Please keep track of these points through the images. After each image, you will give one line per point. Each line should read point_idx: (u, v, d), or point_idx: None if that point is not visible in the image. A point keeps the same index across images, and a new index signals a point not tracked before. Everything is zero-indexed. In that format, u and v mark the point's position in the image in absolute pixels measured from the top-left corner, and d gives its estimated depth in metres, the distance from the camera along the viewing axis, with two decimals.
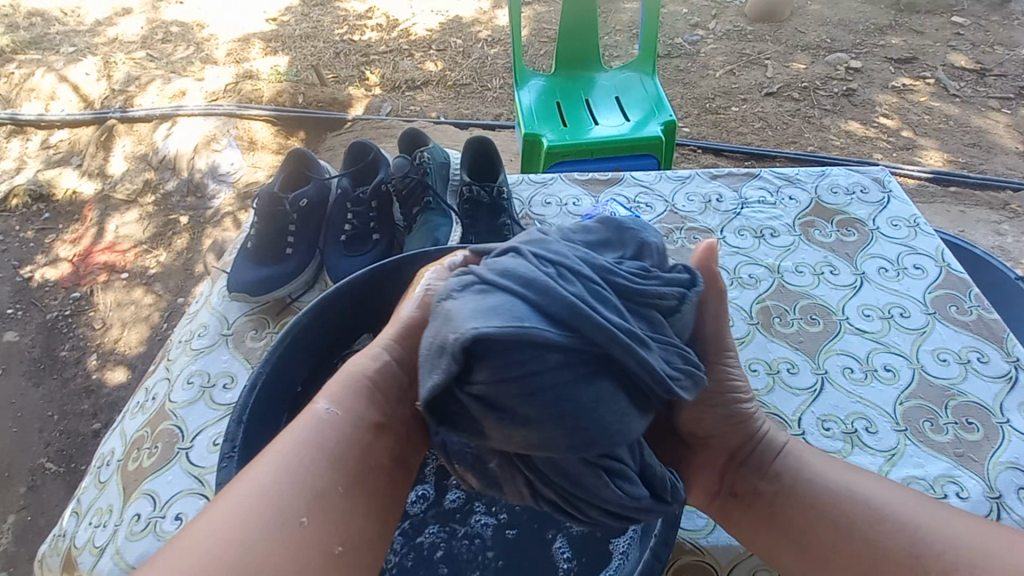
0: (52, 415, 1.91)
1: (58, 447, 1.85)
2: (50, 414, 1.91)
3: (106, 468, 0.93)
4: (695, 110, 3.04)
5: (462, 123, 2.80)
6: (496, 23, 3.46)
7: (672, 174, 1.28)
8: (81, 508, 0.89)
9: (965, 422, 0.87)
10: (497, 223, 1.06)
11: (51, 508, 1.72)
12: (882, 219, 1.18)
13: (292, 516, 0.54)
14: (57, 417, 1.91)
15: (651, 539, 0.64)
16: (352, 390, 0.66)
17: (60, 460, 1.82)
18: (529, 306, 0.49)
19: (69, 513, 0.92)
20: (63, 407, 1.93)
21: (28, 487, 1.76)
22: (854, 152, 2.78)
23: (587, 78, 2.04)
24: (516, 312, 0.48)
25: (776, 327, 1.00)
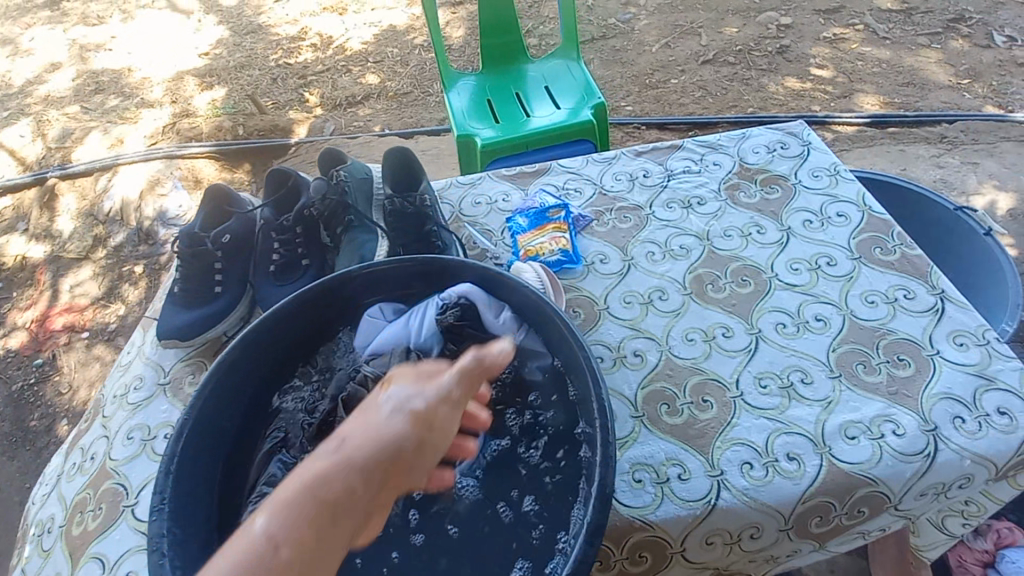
0: (30, 487, 1.86)
1: None
2: (27, 487, 1.87)
3: (48, 536, 0.90)
4: (637, 87, 3.06)
5: (407, 132, 2.78)
6: None
7: (598, 157, 1.29)
8: None
9: (896, 359, 0.89)
10: (424, 230, 1.05)
11: None
12: (804, 172, 1.20)
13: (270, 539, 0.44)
14: (34, 489, 1.86)
15: (586, 521, 0.61)
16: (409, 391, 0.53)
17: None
18: None
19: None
20: (39, 477, 1.88)
21: None
22: (794, 108, 2.83)
23: (516, 71, 2.04)
24: None
25: (709, 294, 1.02)
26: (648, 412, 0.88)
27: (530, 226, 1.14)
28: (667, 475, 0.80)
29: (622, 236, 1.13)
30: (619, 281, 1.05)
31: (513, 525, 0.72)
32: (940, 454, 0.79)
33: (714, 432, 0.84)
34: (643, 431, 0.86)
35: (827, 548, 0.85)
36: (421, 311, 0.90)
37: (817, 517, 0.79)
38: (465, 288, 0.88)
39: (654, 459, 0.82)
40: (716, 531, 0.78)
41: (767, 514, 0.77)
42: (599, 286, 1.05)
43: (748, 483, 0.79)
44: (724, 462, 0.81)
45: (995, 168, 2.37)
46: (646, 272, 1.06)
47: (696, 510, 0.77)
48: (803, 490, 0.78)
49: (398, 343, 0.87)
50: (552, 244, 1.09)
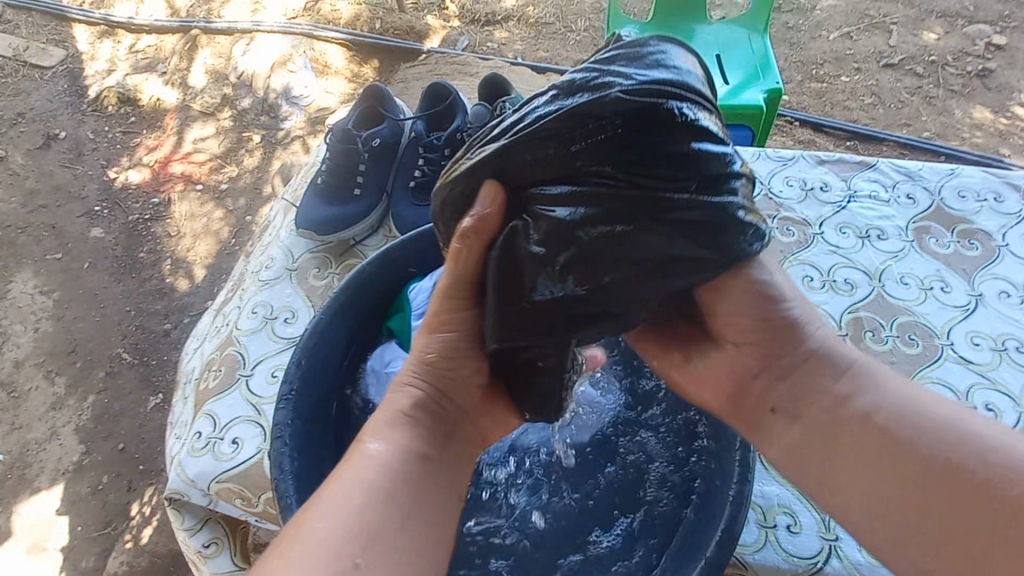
0: (129, 310, 1.93)
1: (133, 340, 1.87)
2: (126, 311, 1.93)
3: (188, 385, 0.97)
4: (799, 76, 2.78)
5: (540, 67, 2.70)
6: None
7: (773, 154, 1.16)
8: (172, 421, 0.93)
9: None
10: None
11: (126, 394, 1.76)
12: (1014, 235, 1.02)
13: (381, 467, 0.56)
14: (134, 313, 1.93)
15: (729, 491, 0.62)
16: (401, 429, 0.59)
17: (135, 352, 1.84)
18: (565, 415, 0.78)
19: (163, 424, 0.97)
20: (138, 305, 1.94)
21: (106, 372, 1.81)
22: (977, 145, 2.45)
23: (687, 31, 1.84)
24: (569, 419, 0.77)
25: (867, 343, 0.91)
26: None
27: None
28: (774, 522, 0.75)
29: (780, 250, 1.02)
30: None
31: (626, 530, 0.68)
32: None
33: None
34: (759, 466, 0.80)
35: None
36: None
37: None
38: None
39: (764, 500, 0.77)
40: None
41: None
42: None
43: (863, 559, 0.72)
44: (841, 528, 0.74)
45: None
46: None
47: (798, 568, 0.72)
48: None
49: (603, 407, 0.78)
50: None
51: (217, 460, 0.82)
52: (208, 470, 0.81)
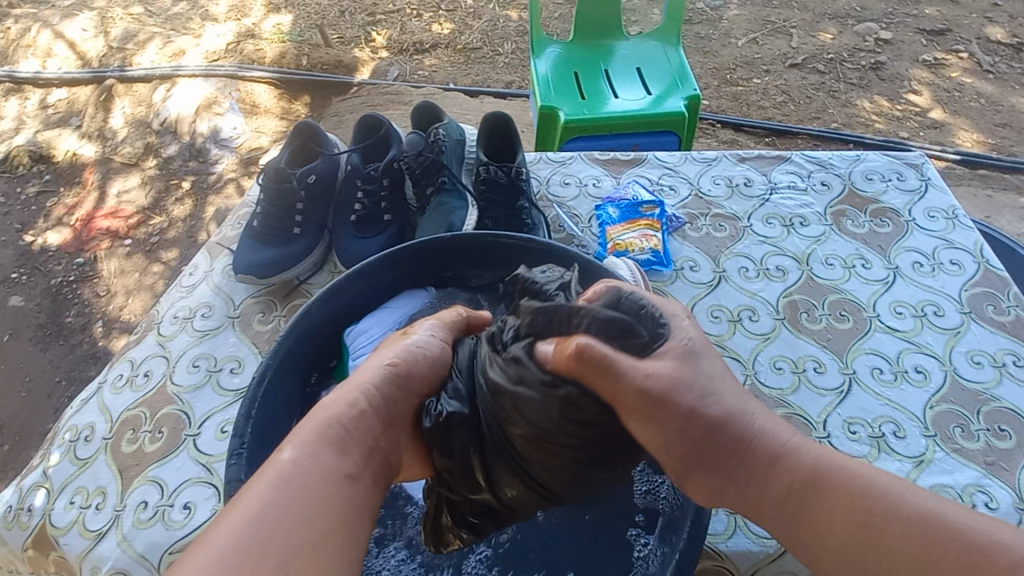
0: (60, 381, 1.79)
1: None
2: (57, 381, 1.79)
3: (86, 444, 0.88)
4: (715, 81, 2.96)
5: (473, 90, 2.75)
6: None
7: (697, 156, 1.23)
8: (63, 486, 0.84)
9: (996, 428, 0.85)
10: (515, 206, 1.01)
11: None
12: (918, 209, 1.12)
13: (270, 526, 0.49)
14: (64, 383, 1.79)
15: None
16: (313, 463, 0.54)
17: None
18: None
19: (31, 485, 0.86)
20: (69, 375, 1.81)
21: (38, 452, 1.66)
22: (879, 131, 2.67)
23: (607, 46, 1.92)
24: None
25: (803, 323, 0.96)
26: None
27: (621, 219, 1.09)
28: None
29: (715, 245, 1.07)
30: (709, 292, 1.01)
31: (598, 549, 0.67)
32: None
33: None
34: None
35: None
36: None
37: None
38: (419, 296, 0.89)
39: None
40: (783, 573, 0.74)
41: None
42: (687, 294, 1.00)
43: None
44: None
45: None
46: (738, 288, 1.01)
47: (769, 548, 0.75)
48: None
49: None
50: (643, 241, 1.05)
51: (169, 530, 0.77)
52: (159, 542, 0.76)
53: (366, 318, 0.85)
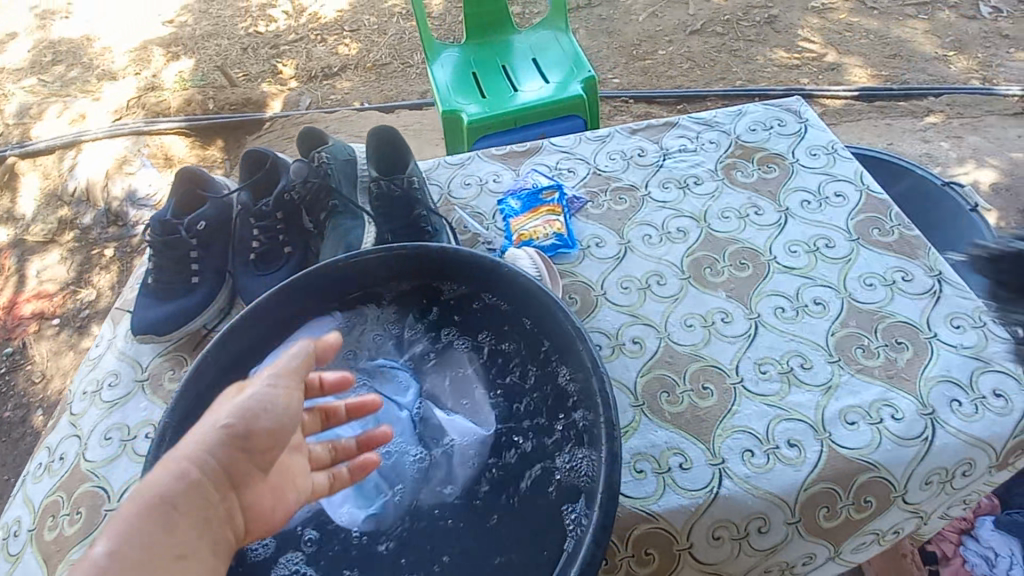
0: (8, 479, 1.71)
1: None
2: (5, 480, 1.70)
3: (11, 541, 0.84)
4: (623, 59, 3.03)
5: (388, 106, 2.73)
6: None
7: (591, 135, 1.26)
8: None
9: (894, 342, 0.88)
10: (412, 215, 1.01)
11: None
12: (800, 150, 1.17)
13: None
14: (11, 480, 1.70)
15: (603, 453, 0.65)
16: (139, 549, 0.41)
17: None
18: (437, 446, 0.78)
19: None
20: (16, 470, 1.72)
21: None
22: (781, 81, 2.78)
23: (502, 42, 1.94)
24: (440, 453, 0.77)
25: (707, 278, 0.99)
26: (646, 399, 0.87)
27: (523, 209, 1.10)
28: (668, 465, 0.80)
29: (618, 218, 1.10)
30: (616, 266, 1.03)
31: (530, 535, 0.68)
32: (940, 438, 0.79)
33: (715, 419, 0.84)
34: (643, 420, 0.85)
35: (842, 557, 0.83)
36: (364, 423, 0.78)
37: (823, 508, 0.78)
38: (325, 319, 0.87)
39: (654, 449, 0.81)
40: (721, 524, 0.76)
41: (772, 503, 0.77)
42: (596, 270, 1.02)
43: (750, 471, 0.78)
44: (725, 451, 0.80)
45: (981, 141, 2.29)
46: (643, 256, 1.04)
47: (698, 500, 0.76)
48: (804, 476, 0.77)
49: (483, 419, 0.79)
50: (546, 227, 1.05)
51: None
52: None
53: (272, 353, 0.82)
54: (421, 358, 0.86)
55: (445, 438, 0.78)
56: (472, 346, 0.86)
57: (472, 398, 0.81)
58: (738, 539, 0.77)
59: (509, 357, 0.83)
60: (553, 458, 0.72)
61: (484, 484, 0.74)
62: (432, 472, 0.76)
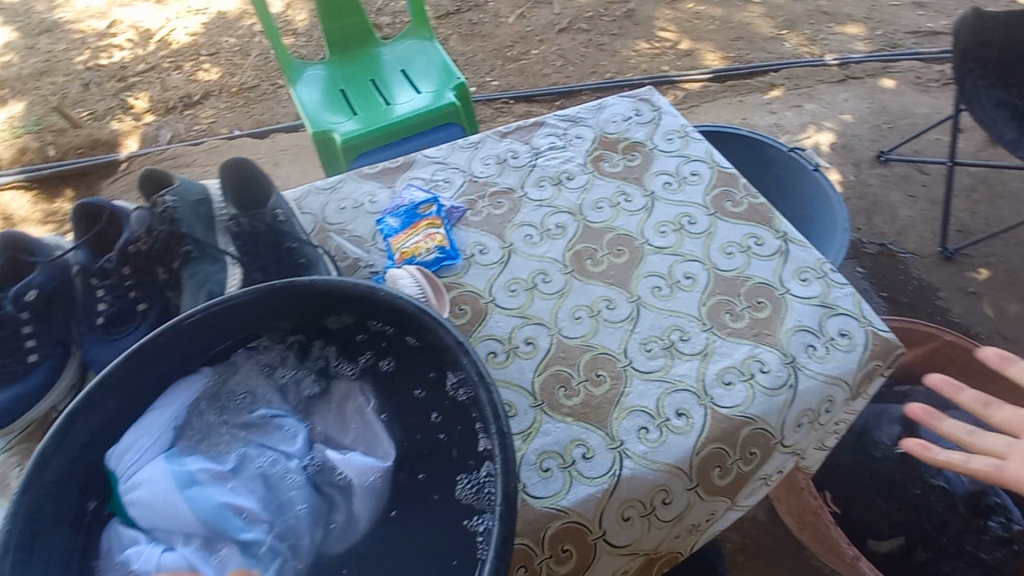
0: None
1: None
2: None
3: None
4: (499, 61, 3.09)
5: (260, 131, 2.58)
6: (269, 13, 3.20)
7: (463, 143, 1.26)
8: None
9: (755, 302, 0.97)
10: (282, 250, 0.95)
11: None
12: (658, 136, 1.25)
13: None
14: None
15: (497, 464, 0.63)
16: None
17: None
18: (331, 482, 0.74)
19: None
20: None
21: None
22: (646, 70, 2.96)
23: (367, 56, 1.90)
24: (336, 488, 0.74)
25: (589, 269, 1.03)
26: (546, 396, 0.88)
27: (403, 227, 1.07)
28: (573, 458, 0.82)
29: (499, 223, 1.11)
30: (502, 270, 1.04)
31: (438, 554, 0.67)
32: (802, 382, 0.88)
33: (611, 404, 0.87)
34: (545, 419, 0.86)
35: (740, 505, 0.90)
36: (250, 483, 0.72)
37: (715, 467, 0.83)
38: (194, 376, 0.80)
39: (559, 444, 0.83)
40: (629, 503, 0.79)
41: (671, 473, 0.81)
42: (483, 278, 1.03)
43: (646, 447, 0.82)
44: (623, 433, 0.84)
45: (817, 108, 2.58)
46: (526, 256, 1.05)
47: (604, 486, 0.79)
48: (694, 441, 0.83)
49: (379, 448, 0.76)
50: (428, 241, 1.04)
51: None
52: None
53: (131, 430, 0.74)
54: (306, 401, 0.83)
55: (339, 473, 0.74)
56: (358, 371, 0.82)
57: (365, 428, 0.79)
58: (646, 514, 0.80)
59: (402, 381, 0.80)
60: (452, 473, 0.71)
61: (387, 507, 0.73)
62: (334, 512, 0.73)
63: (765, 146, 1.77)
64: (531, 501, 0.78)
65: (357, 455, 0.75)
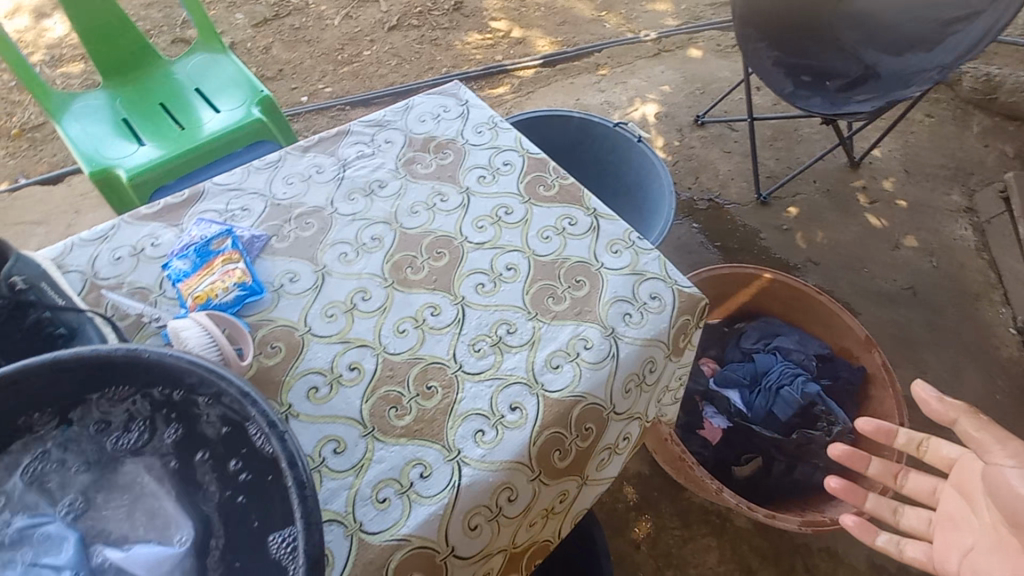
0: None
1: None
2: None
3: None
4: (330, 66, 2.92)
5: (50, 176, 2.20)
6: (47, 38, 2.75)
7: (261, 164, 1.15)
8: None
9: (574, 281, 1.00)
10: (27, 322, 0.79)
11: None
12: (468, 131, 1.23)
13: None
14: None
15: (297, 519, 0.57)
16: None
17: None
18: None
19: None
20: None
21: None
22: (482, 61, 2.98)
23: (152, 78, 1.68)
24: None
25: (411, 278, 0.99)
26: (376, 421, 0.83)
27: (194, 268, 0.95)
28: (409, 480, 0.77)
29: (308, 245, 1.03)
30: (316, 296, 0.96)
31: None
32: (623, 350, 0.92)
33: (444, 414, 0.84)
34: (377, 445, 0.81)
35: (594, 480, 0.92)
36: None
37: (556, 451, 0.84)
38: None
39: (394, 469, 0.78)
40: (475, 510, 0.77)
41: (512, 469, 0.80)
42: (295, 308, 0.94)
43: (483, 449, 0.80)
44: (459, 440, 0.81)
45: (639, 82, 2.77)
46: (342, 276, 0.99)
47: (444, 501, 0.76)
48: (530, 431, 0.82)
49: (177, 531, 0.66)
50: (224, 280, 0.93)
51: None
52: None
53: None
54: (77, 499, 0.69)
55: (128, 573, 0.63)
56: (145, 444, 0.71)
57: (160, 511, 0.68)
58: (495, 518, 0.78)
59: (198, 445, 0.70)
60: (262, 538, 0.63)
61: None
62: None
63: (592, 124, 1.85)
64: (368, 537, 0.72)
65: (150, 547, 0.65)
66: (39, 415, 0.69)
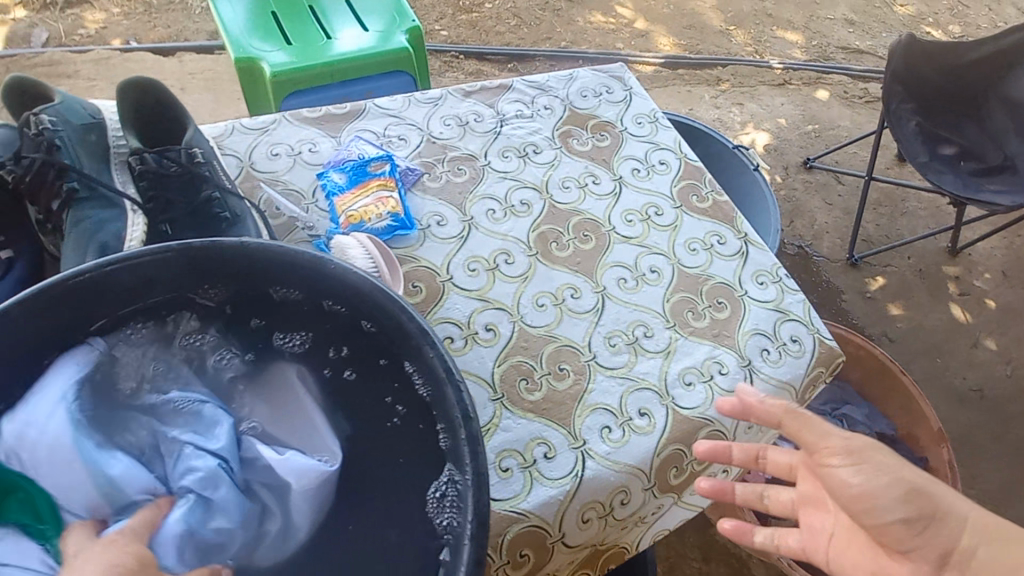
0: None
1: None
2: None
3: None
4: (450, 10, 2.86)
5: (165, 47, 2.20)
6: None
7: (421, 97, 1.12)
8: None
9: (716, 302, 0.96)
10: (201, 199, 0.80)
11: None
12: (628, 119, 1.19)
13: None
14: None
15: (467, 473, 0.54)
16: None
17: None
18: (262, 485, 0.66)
19: None
20: None
21: None
22: (601, 44, 2.89)
23: None
24: (268, 490, 0.66)
25: (554, 253, 0.97)
26: (507, 389, 0.82)
27: (350, 185, 0.94)
28: (533, 457, 0.76)
29: (458, 192, 1.00)
30: (461, 246, 0.94)
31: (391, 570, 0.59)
32: (757, 386, 0.89)
33: (574, 400, 0.82)
34: (506, 414, 0.80)
35: None
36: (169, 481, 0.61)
37: (674, 468, 0.82)
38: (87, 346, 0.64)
39: (519, 442, 0.78)
40: (590, 505, 0.76)
41: (632, 474, 0.78)
42: (440, 253, 0.93)
43: (609, 447, 0.79)
44: (586, 431, 0.80)
45: (756, 108, 2.68)
46: (487, 233, 0.97)
47: (565, 487, 0.75)
48: (657, 443, 0.80)
49: (321, 444, 0.67)
50: (378, 206, 0.92)
51: None
52: None
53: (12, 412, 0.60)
54: (231, 384, 0.71)
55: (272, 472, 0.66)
56: (301, 345, 0.70)
57: (308, 416, 0.69)
58: (604, 518, 0.77)
59: (354, 362, 0.69)
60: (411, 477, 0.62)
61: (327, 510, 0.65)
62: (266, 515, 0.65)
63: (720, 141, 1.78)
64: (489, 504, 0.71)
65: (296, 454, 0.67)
66: (207, 291, 0.67)
